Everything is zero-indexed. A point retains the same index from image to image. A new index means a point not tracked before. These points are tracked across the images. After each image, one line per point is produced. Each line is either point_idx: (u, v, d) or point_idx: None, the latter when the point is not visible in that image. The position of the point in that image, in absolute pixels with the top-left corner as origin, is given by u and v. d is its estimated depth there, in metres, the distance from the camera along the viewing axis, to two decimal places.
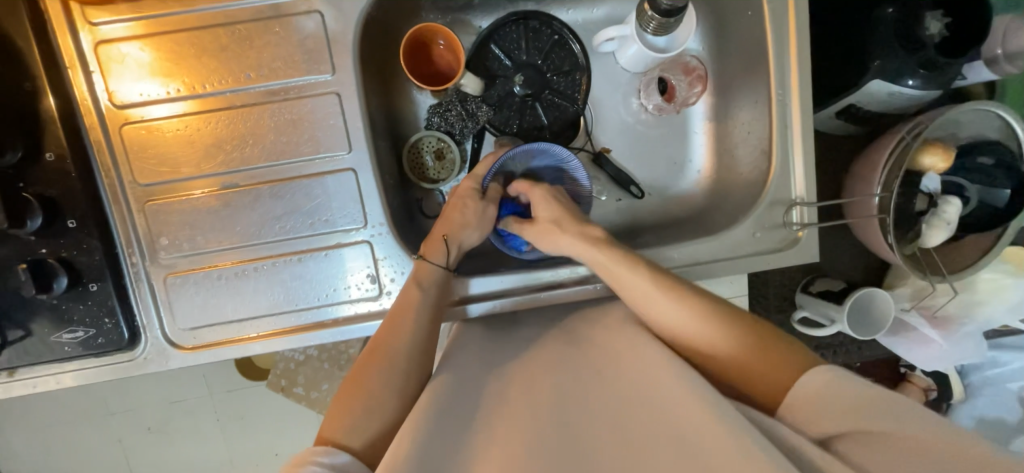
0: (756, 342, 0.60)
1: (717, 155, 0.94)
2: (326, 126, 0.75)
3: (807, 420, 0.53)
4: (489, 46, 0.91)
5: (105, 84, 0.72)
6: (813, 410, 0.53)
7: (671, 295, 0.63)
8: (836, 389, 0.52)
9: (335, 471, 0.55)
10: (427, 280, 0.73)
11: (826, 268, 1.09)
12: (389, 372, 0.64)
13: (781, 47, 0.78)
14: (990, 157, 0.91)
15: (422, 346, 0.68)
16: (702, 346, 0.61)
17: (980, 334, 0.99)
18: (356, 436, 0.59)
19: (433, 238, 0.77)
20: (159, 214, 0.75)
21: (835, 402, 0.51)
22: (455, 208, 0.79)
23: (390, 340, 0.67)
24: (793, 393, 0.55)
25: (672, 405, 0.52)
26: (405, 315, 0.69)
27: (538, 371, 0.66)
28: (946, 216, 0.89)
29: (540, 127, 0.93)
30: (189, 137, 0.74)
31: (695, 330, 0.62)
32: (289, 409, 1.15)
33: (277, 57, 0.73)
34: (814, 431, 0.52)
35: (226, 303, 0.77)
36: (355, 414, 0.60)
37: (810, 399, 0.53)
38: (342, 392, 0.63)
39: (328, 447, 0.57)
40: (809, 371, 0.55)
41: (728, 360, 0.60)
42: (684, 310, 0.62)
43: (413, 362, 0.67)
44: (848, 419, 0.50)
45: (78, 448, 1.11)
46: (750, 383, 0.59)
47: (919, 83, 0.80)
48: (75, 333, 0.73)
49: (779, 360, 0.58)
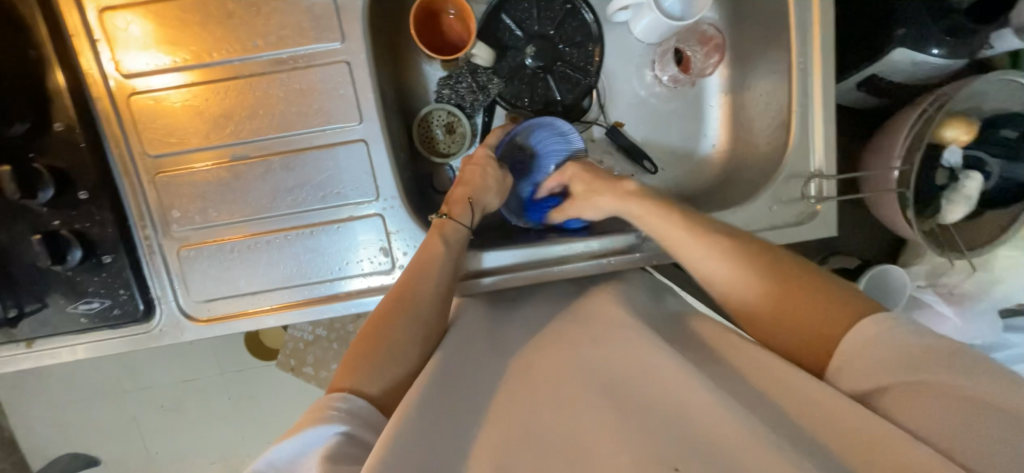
0: (808, 293, 0.57)
1: (732, 129, 0.92)
2: (336, 96, 0.74)
3: (856, 376, 0.49)
4: (501, 16, 0.88)
5: (110, 54, 0.71)
6: (857, 365, 0.49)
7: (702, 238, 0.65)
8: (890, 338, 0.48)
9: (353, 416, 0.53)
10: (452, 238, 0.74)
11: (841, 246, 1.07)
12: (411, 320, 0.64)
13: (804, 14, 0.75)
14: (1013, 129, 0.89)
15: (443, 302, 0.68)
16: (751, 306, 0.61)
17: (996, 313, 0.98)
18: (373, 382, 0.57)
19: (460, 200, 0.78)
20: (169, 186, 0.74)
21: (889, 351, 0.47)
22: (476, 173, 0.81)
23: (416, 289, 0.66)
24: (841, 346, 0.51)
25: (662, 375, 0.52)
26: (432, 266, 0.69)
27: (538, 345, 0.65)
28: (967, 191, 0.88)
29: (551, 100, 0.91)
30: (198, 107, 0.73)
31: (740, 285, 0.61)
32: (301, 386, 1.16)
33: (285, 25, 0.72)
34: (855, 385, 0.49)
35: (238, 276, 0.77)
36: (375, 359, 0.59)
37: (867, 352, 0.49)
38: (360, 339, 0.62)
39: (344, 393, 0.55)
40: (865, 321, 0.51)
41: (772, 315, 0.59)
42: (717, 255, 0.63)
43: (433, 314, 0.66)
44: (893, 372, 0.46)
45: (95, 423, 1.13)
46: (804, 344, 0.55)
47: (944, 52, 0.78)
48: (91, 305, 0.74)
49: (831, 308, 0.54)
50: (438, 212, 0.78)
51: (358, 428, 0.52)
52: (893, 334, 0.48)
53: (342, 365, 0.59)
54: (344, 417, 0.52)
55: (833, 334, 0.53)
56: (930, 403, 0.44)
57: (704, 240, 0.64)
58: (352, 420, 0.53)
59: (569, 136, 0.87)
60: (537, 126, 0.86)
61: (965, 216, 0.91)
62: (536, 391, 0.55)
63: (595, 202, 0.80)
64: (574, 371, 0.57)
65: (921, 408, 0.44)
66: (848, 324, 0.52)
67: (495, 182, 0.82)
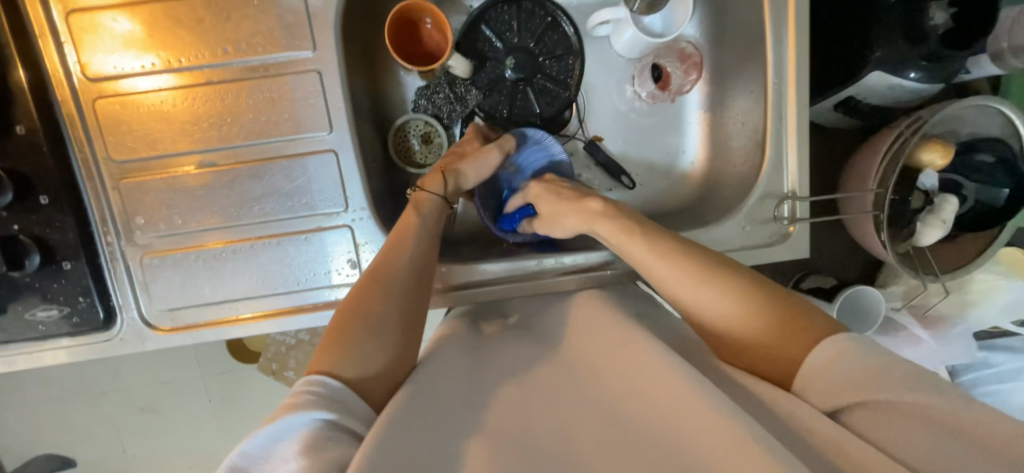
0: (774, 311, 0.58)
1: (711, 146, 0.92)
2: (306, 105, 0.73)
3: (821, 393, 0.52)
4: (480, 27, 0.88)
5: (77, 56, 0.70)
6: (822, 383, 0.52)
7: (666, 258, 0.63)
8: (850, 359, 0.51)
9: (330, 399, 0.52)
10: (428, 212, 0.74)
11: (820, 265, 1.07)
12: (387, 293, 0.63)
13: (780, 35, 0.76)
14: (990, 154, 0.88)
15: (421, 274, 0.67)
16: (721, 322, 0.60)
17: (971, 336, 0.98)
18: (351, 361, 0.56)
19: (432, 173, 0.78)
20: (135, 192, 0.73)
21: (846, 370, 0.50)
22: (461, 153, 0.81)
23: (389, 260, 0.66)
24: (804, 367, 0.53)
25: (657, 381, 0.53)
26: (404, 237, 0.69)
27: (539, 353, 0.65)
28: (943, 214, 0.87)
29: (530, 113, 0.90)
30: (166, 113, 0.71)
31: (707, 302, 0.60)
32: (277, 393, 1.15)
33: (256, 33, 0.71)
34: (824, 402, 0.51)
35: (204, 286, 0.75)
36: (352, 336, 0.58)
37: (828, 371, 0.51)
38: (337, 318, 0.61)
39: (320, 375, 0.54)
40: (826, 341, 0.53)
41: (735, 330, 0.59)
42: (681, 274, 0.62)
43: (410, 285, 0.65)
44: (855, 390, 0.49)
45: (62, 428, 1.11)
46: (767, 360, 0.57)
47: (921, 76, 0.77)
48: (49, 311, 0.72)
49: (791, 326, 0.56)
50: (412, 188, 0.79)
51: (340, 415, 0.52)
52: (853, 353, 0.51)
53: (319, 345, 0.58)
54: (320, 401, 0.51)
55: (796, 353, 0.55)
56: (897, 421, 0.46)
57: (672, 261, 0.63)
58: (335, 404, 0.52)
59: (546, 142, 0.86)
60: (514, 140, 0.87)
61: (940, 240, 0.91)
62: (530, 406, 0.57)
63: (560, 223, 0.77)
64: (578, 387, 0.58)
65: (883, 425, 0.47)
66: (808, 345, 0.55)
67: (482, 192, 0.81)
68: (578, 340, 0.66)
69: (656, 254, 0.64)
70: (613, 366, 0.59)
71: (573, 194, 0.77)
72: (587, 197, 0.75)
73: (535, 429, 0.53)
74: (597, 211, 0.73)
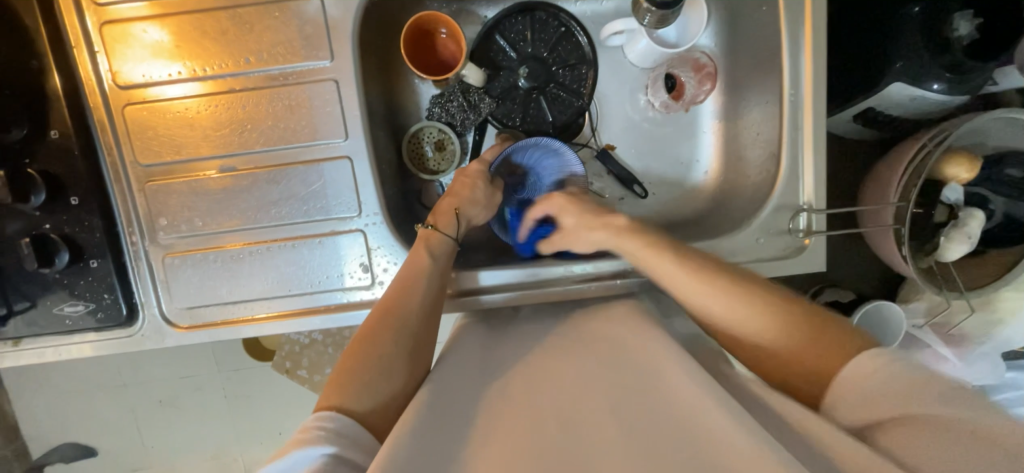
0: (810, 330, 0.57)
1: (725, 156, 0.91)
2: (323, 113, 0.75)
3: (848, 410, 0.50)
4: (494, 36, 0.89)
5: (108, 65, 0.73)
6: (849, 399, 0.50)
7: (693, 271, 0.64)
8: (883, 376, 0.48)
9: (341, 436, 0.52)
10: (438, 251, 0.74)
11: (838, 279, 1.05)
12: (396, 332, 0.64)
13: (795, 48, 0.75)
14: (1018, 169, 0.86)
15: (430, 316, 0.68)
16: (751, 336, 0.60)
17: (997, 356, 0.94)
18: (360, 399, 0.57)
19: (445, 212, 0.78)
20: (159, 194, 0.76)
21: (878, 387, 0.48)
22: (465, 186, 0.81)
23: (401, 300, 0.67)
24: (834, 383, 0.52)
25: (680, 395, 0.53)
26: (417, 277, 0.69)
27: (557, 361, 0.65)
28: (969, 230, 0.84)
29: (543, 122, 0.91)
30: (190, 119, 0.74)
31: (739, 318, 0.60)
32: (290, 392, 1.17)
33: (277, 43, 0.73)
34: (850, 420, 0.49)
35: (221, 286, 0.77)
36: (362, 375, 0.58)
37: (858, 389, 0.49)
38: (348, 357, 0.61)
39: (331, 412, 0.54)
40: (860, 356, 0.51)
41: (770, 345, 0.59)
42: (706, 288, 0.63)
43: (419, 326, 0.66)
44: (889, 406, 0.46)
45: (85, 420, 1.15)
46: (799, 381, 0.56)
47: (944, 87, 0.76)
48: (76, 307, 0.75)
49: (826, 342, 0.55)
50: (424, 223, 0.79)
51: (349, 449, 0.52)
52: (889, 368, 0.48)
53: (329, 382, 0.59)
54: (332, 437, 0.51)
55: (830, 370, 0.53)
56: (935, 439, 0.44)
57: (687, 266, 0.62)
58: (341, 439, 0.52)
59: (545, 143, 0.84)
60: (519, 148, 0.85)
61: (965, 255, 0.88)
62: (538, 411, 0.56)
63: (581, 236, 0.77)
64: (598, 390, 0.58)
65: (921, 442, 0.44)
66: (840, 359, 0.53)
67: (489, 200, 0.82)
68: (599, 352, 0.66)
69: (682, 268, 0.65)
70: (627, 380, 0.58)
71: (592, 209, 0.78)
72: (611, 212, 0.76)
73: (545, 428, 0.53)
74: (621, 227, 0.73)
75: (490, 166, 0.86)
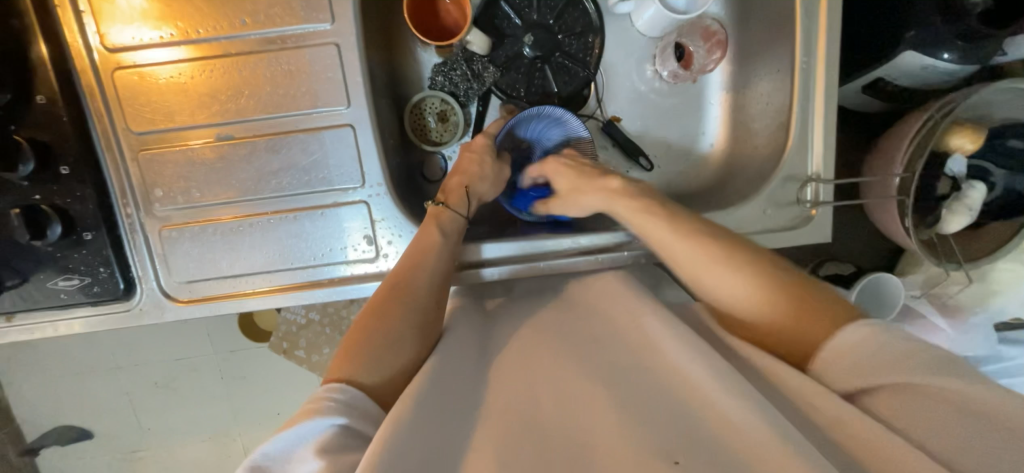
0: (793, 294, 0.56)
1: (732, 128, 0.90)
2: (324, 79, 0.72)
3: (838, 375, 0.50)
4: (499, 2, 0.86)
5: (95, 27, 0.69)
6: (844, 366, 0.50)
7: (684, 235, 0.63)
8: (877, 344, 0.49)
9: (350, 408, 0.51)
10: (447, 227, 0.73)
11: (837, 252, 1.06)
12: (406, 308, 0.62)
13: (810, 13, 0.73)
14: (1022, 140, 0.86)
15: (441, 292, 0.67)
16: (734, 300, 0.59)
17: (990, 327, 0.96)
18: (369, 373, 0.56)
19: (455, 189, 0.77)
20: (153, 164, 0.73)
21: (873, 356, 0.48)
22: (472, 162, 0.79)
23: (412, 277, 0.65)
24: (827, 349, 0.51)
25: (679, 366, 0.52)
26: (428, 255, 0.68)
27: (566, 333, 0.64)
28: (969, 201, 0.85)
29: (548, 92, 0.89)
30: (185, 85, 0.71)
31: (722, 280, 0.59)
32: (291, 370, 1.16)
33: (274, 3, 0.70)
34: (843, 386, 0.50)
35: (222, 258, 0.76)
36: (370, 350, 0.57)
37: (852, 355, 0.50)
38: (353, 332, 0.60)
39: (339, 383, 0.54)
40: (850, 326, 0.51)
41: (755, 310, 0.58)
42: (699, 252, 0.61)
43: (431, 303, 0.65)
44: (884, 373, 0.47)
45: (82, 400, 1.13)
46: (783, 342, 0.56)
47: (954, 57, 0.75)
48: (71, 281, 0.73)
49: (816, 309, 0.54)
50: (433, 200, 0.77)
51: (357, 420, 0.51)
52: (881, 337, 0.49)
53: (337, 355, 0.58)
54: (340, 409, 0.51)
55: (818, 337, 0.53)
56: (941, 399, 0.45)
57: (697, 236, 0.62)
58: (350, 411, 0.51)
59: (552, 113, 0.82)
60: (525, 119, 0.83)
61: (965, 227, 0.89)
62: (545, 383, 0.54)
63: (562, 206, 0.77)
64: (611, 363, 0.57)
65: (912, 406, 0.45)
66: (829, 329, 0.53)
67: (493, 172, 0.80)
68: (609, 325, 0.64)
69: (672, 230, 0.64)
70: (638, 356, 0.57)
71: (589, 176, 0.77)
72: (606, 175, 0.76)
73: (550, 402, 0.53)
74: (631, 190, 0.72)
75: (494, 139, 0.83)
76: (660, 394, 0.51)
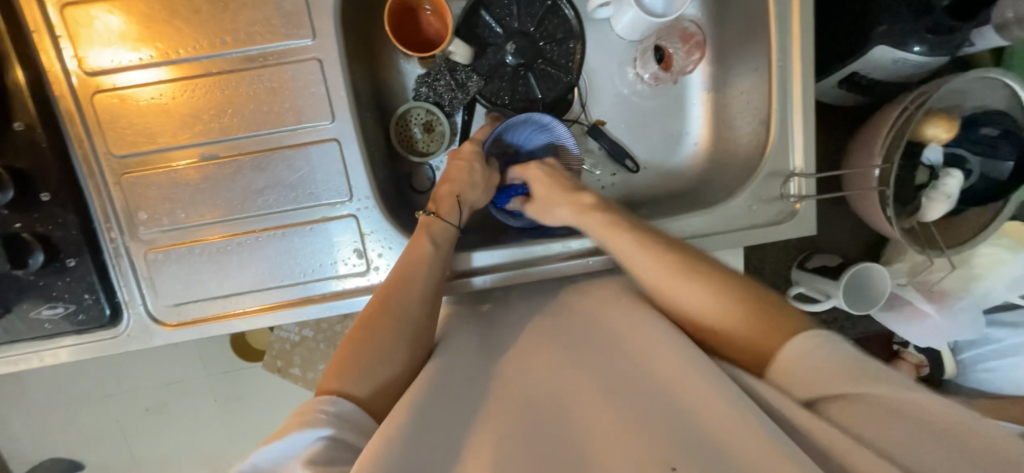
0: (747, 305, 0.58)
1: (715, 126, 0.91)
2: (308, 94, 0.72)
3: (795, 383, 0.51)
4: (480, 12, 0.87)
5: (73, 51, 0.69)
6: (799, 375, 0.51)
7: (647, 249, 0.65)
8: (823, 352, 0.50)
9: (342, 420, 0.51)
10: (440, 236, 0.73)
11: (824, 244, 1.08)
12: (398, 319, 0.62)
13: (784, 12, 0.75)
14: (994, 127, 0.88)
15: (432, 302, 0.67)
16: (697, 313, 0.61)
17: (976, 311, 0.98)
18: (362, 384, 0.56)
19: (445, 198, 0.77)
20: (137, 187, 0.72)
21: (821, 363, 0.50)
22: (461, 170, 0.79)
23: (404, 288, 0.65)
24: (777, 360, 0.53)
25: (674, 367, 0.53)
26: (420, 265, 0.68)
27: (557, 337, 0.64)
28: (947, 189, 0.87)
29: (532, 99, 0.90)
30: (166, 106, 0.70)
31: (680, 292, 0.61)
32: (285, 389, 1.14)
33: (254, 21, 0.70)
34: (799, 392, 0.50)
35: (210, 279, 0.75)
36: (362, 361, 0.57)
37: (803, 363, 0.51)
38: (346, 344, 0.59)
39: (332, 396, 0.53)
40: (799, 336, 0.53)
41: (716, 323, 0.59)
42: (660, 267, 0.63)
43: (422, 313, 0.64)
44: (834, 380, 0.48)
45: (71, 430, 1.11)
46: (738, 351, 0.57)
47: (925, 50, 0.77)
48: (56, 309, 0.71)
49: (766, 321, 0.56)
50: (425, 210, 0.77)
51: (348, 432, 0.51)
52: (826, 347, 0.51)
53: (329, 367, 0.57)
54: (332, 421, 0.50)
55: (769, 346, 0.55)
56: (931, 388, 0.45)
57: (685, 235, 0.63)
58: (342, 423, 0.51)
59: (539, 119, 0.83)
60: (513, 125, 0.84)
61: (944, 215, 0.91)
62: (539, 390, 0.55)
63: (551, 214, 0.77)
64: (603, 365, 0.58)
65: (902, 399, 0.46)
66: (780, 340, 0.54)
67: (481, 180, 0.80)
68: (594, 330, 0.65)
69: (637, 243, 0.66)
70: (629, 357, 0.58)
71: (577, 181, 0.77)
72: (581, 190, 0.77)
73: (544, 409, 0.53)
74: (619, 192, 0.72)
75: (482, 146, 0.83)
76: (653, 395, 0.51)
